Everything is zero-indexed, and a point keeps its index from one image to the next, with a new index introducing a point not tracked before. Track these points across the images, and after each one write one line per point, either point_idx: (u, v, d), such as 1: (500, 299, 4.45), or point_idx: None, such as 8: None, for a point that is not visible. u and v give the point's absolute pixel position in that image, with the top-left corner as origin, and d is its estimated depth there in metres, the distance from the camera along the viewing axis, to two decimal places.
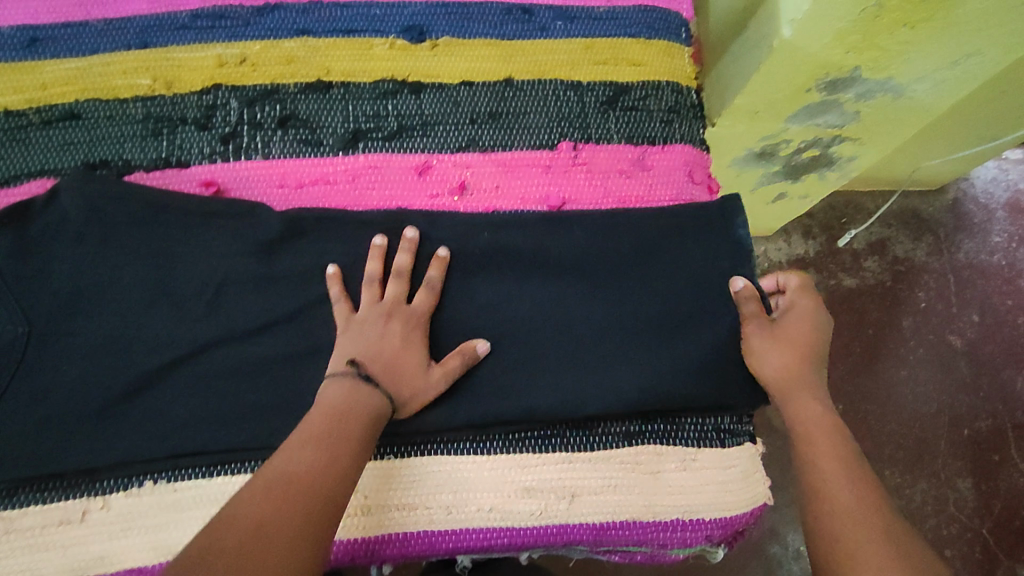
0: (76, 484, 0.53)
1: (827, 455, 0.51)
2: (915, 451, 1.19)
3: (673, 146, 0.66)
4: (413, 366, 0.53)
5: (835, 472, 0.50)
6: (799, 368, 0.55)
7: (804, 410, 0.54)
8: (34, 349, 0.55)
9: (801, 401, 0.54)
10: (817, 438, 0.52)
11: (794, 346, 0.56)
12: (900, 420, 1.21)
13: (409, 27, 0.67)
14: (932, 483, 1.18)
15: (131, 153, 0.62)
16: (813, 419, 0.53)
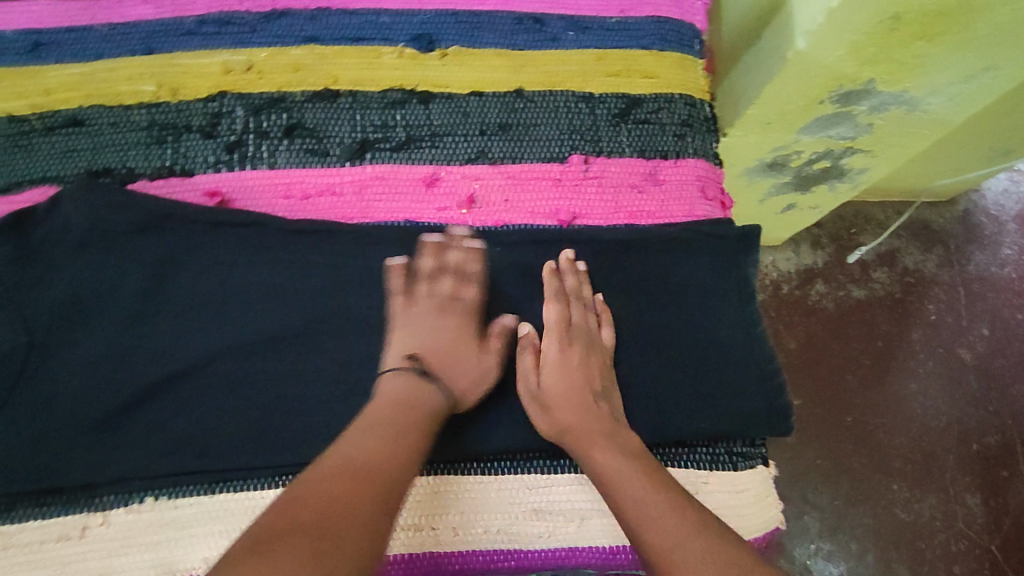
0: (76, 500, 0.52)
1: (628, 491, 0.48)
2: (923, 466, 1.17)
3: (686, 160, 0.64)
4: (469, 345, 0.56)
5: (642, 500, 0.47)
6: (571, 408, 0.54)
7: (597, 456, 0.51)
8: (32, 359, 0.54)
9: (596, 445, 0.51)
10: (617, 481, 0.49)
11: (563, 389, 0.55)
12: (908, 434, 1.19)
13: (419, 36, 0.66)
14: (942, 498, 1.16)
15: (134, 160, 0.61)
16: (607, 466, 0.50)
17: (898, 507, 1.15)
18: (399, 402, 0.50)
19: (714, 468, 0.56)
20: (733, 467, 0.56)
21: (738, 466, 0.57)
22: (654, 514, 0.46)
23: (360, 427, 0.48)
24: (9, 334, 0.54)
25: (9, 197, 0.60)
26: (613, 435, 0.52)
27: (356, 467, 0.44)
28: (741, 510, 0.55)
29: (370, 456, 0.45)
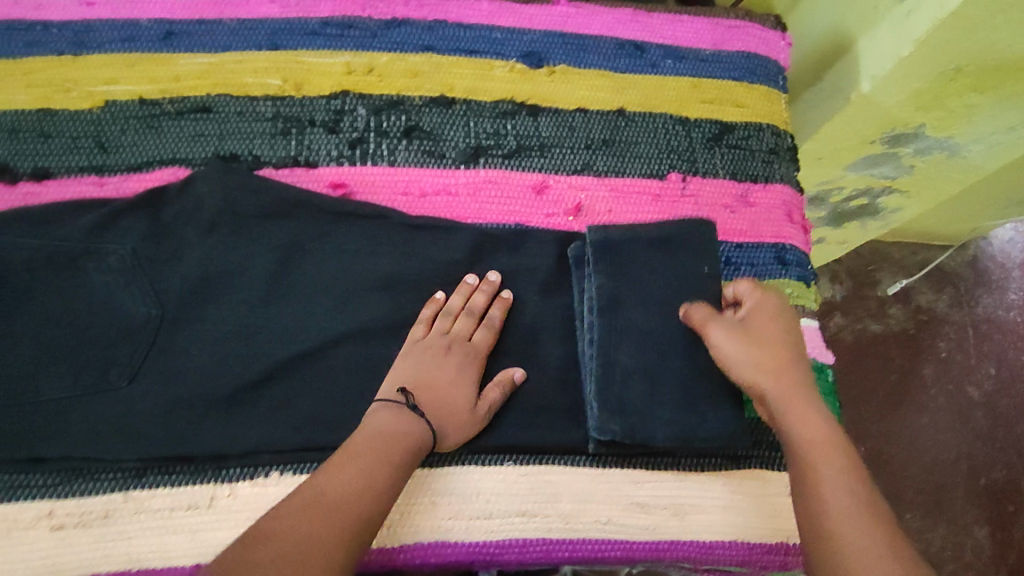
0: (203, 470, 0.53)
1: (821, 466, 0.48)
2: (933, 497, 1.22)
3: (775, 185, 0.69)
4: (442, 393, 0.55)
5: (832, 494, 0.46)
6: (779, 362, 0.53)
7: (796, 423, 0.50)
8: (169, 330, 0.56)
9: (797, 417, 0.50)
10: (815, 457, 0.48)
11: (765, 353, 0.53)
12: (920, 465, 1.24)
13: (529, 53, 0.70)
14: (950, 528, 1.20)
15: (260, 149, 0.63)
16: (807, 438, 0.49)
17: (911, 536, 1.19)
18: (379, 434, 0.51)
19: None
20: None
21: None
22: (854, 504, 0.45)
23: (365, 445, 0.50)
24: (144, 306, 0.56)
25: (141, 176, 0.61)
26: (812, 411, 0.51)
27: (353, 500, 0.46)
28: None
29: (352, 491, 0.47)
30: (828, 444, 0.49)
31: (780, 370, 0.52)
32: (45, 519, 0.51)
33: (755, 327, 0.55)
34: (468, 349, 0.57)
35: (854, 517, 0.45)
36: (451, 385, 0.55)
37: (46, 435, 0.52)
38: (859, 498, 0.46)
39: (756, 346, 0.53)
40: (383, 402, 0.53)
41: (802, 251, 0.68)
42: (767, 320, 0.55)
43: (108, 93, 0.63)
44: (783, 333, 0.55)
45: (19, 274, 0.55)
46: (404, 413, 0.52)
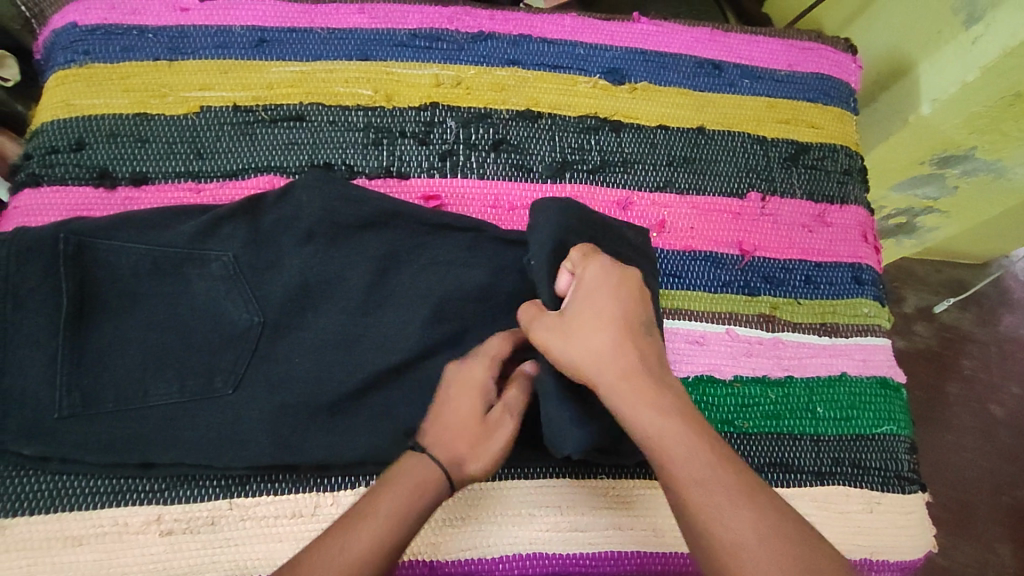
0: (306, 479, 0.54)
1: (679, 456, 0.44)
2: (960, 514, 1.11)
3: (850, 206, 0.70)
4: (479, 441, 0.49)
5: (696, 482, 0.43)
6: (591, 349, 0.47)
7: (640, 414, 0.45)
8: (270, 338, 0.55)
9: (638, 405, 0.45)
10: (664, 447, 0.44)
11: (596, 341, 0.48)
12: (944, 481, 1.13)
13: (611, 70, 0.71)
14: (976, 548, 1.09)
15: (353, 159, 0.64)
16: (648, 426, 0.45)
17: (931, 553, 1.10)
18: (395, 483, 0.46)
19: (886, 488, 0.61)
20: (901, 489, 0.61)
21: (905, 489, 0.61)
22: (702, 487, 0.43)
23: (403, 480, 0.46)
24: (247, 314, 0.56)
25: (237, 183, 0.62)
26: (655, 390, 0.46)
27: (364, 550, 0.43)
28: (909, 530, 0.60)
29: (363, 534, 0.43)
30: (682, 428, 0.45)
31: (605, 359, 0.47)
32: (154, 524, 0.51)
33: (579, 312, 0.49)
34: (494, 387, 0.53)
35: (716, 507, 0.42)
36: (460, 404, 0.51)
37: (155, 440, 0.52)
38: (730, 486, 0.43)
39: (580, 335, 0.48)
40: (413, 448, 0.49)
41: (876, 271, 0.69)
42: (596, 299, 0.49)
43: (203, 100, 0.64)
44: (613, 308, 0.49)
45: (127, 279, 0.55)
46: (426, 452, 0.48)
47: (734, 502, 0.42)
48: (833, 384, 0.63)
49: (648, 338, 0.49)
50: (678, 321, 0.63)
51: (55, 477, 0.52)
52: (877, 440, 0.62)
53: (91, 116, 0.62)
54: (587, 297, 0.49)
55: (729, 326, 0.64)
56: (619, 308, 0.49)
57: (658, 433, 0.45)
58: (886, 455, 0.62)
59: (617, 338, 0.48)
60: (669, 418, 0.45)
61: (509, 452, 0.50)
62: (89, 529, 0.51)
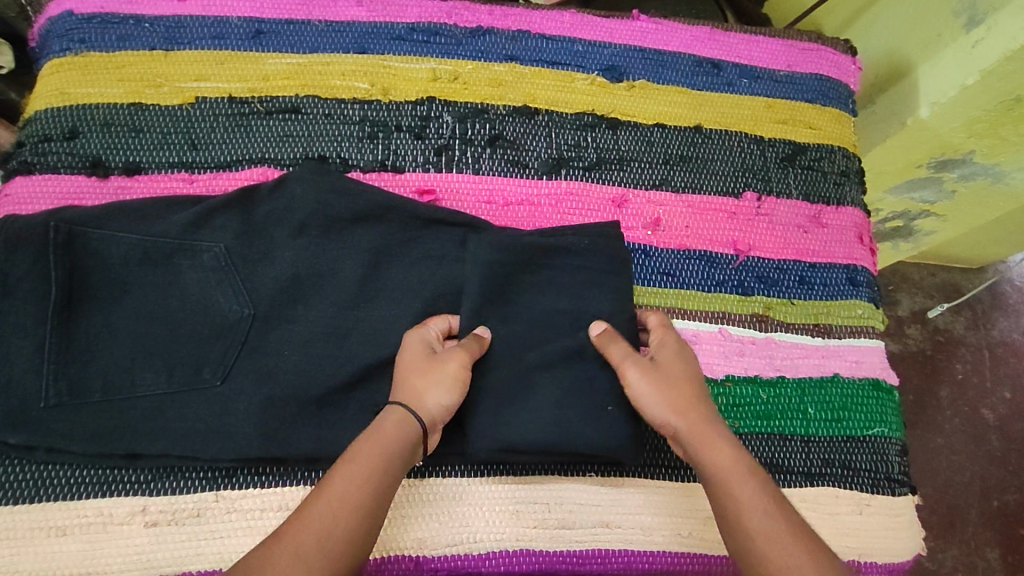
0: (293, 472, 0.53)
1: (749, 499, 0.47)
2: (947, 517, 1.11)
3: (846, 208, 0.70)
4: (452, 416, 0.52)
5: (764, 522, 0.46)
6: (678, 397, 0.52)
7: (714, 453, 0.50)
8: (259, 330, 0.55)
9: (711, 447, 0.50)
10: (733, 484, 0.48)
11: (676, 390, 0.52)
12: (933, 484, 1.13)
13: (610, 67, 0.71)
14: (962, 549, 1.10)
15: (348, 152, 0.64)
16: (719, 462, 0.49)
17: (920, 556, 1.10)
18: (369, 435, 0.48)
19: (875, 490, 0.61)
20: (891, 491, 0.61)
21: (895, 491, 0.61)
22: (773, 529, 0.46)
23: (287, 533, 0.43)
24: (237, 305, 0.55)
25: (231, 175, 0.61)
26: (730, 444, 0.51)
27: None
28: (898, 533, 0.60)
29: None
30: (750, 473, 0.49)
31: (688, 407, 0.52)
32: (138, 515, 0.51)
33: (666, 364, 0.54)
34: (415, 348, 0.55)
35: (790, 552, 0.45)
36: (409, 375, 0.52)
37: (142, 431, 0.51)
38: (801, 537, 0.46)
39: (668, 383, 0.53)
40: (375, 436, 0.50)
41: (871, 273, 0.69)
42: (679, 362, 0.55)
43: (197, 90, 0.64)
44: (692, 373, 0.54)
45: (116, 269, 0.55)
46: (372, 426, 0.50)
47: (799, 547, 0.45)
48: (825, 385, 0.63)
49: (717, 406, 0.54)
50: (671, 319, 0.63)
51: (40, 467, 0.51)
52: (868, 442, 0.62)
53: (85, 104, 0.62)
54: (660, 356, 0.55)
55: (722, 326, 0.63)
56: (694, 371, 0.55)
57: (735, 475, 0.49)
58: (877, 457, 0.62)
59: (702, 396, 0.53)
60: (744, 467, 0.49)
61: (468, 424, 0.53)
62: (74, 519, 0.51)
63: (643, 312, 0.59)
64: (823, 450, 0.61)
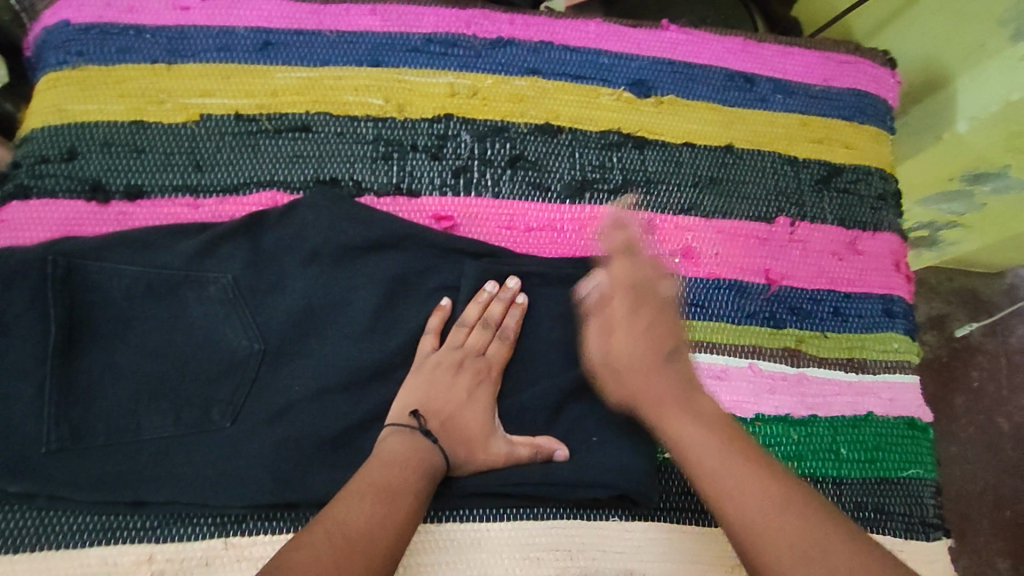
0: (305, 517, 0.50)
1: (670, 408, 0.49)
2: (961, 529, 1.09)
3: (883, 234, 0.67)
4: (471, 427, 0.51)
5: (685, 428, 0.48)
6: (620, 338, 0.53)
7: (649, 383, 0.51)
8: (270, 367, 0.52)
9: (660, 381, 0.51)
10: (671, 415, 0.49)
11: (627, 337, 0.53)
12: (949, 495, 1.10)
13: (637, 81, 0.67)
14: (976, 559, 1.08)
15: (361, 173, 0.60)
16: (657, 395, 0.50)
17: None
18: (391, 461, 0.47)
19: (909, 536, 0.58)
20: (925, 536, 0.59)
21: (930, 536, 0.59)
22: (695, 430, 0.48)
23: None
24: (247, 341, 0.52)
25: (239, 199, 0.58)
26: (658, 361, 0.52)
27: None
28: None
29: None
30: (671, 388, 0.51)
31: (617, 349, 0.53)
32: (145, 565, 0.48)
33: (615, 319, 0.54)
34: (480, 365, 0.54)
35: (703, 439, 0.47)
36: (463, 408, 0.52)
37: (148, 477, 0.49)
38: (712, 431, 0.47)
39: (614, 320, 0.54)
40: (394, 425, 0.50)
41: (907, 303, 0.66)
42: (654, 309, 0.54)
43: (203, 107, 0.60)
44: (643, 311, 0.54)
45: (119, 301, 0.52)
46: (418, 439, 0.49)
47: (710, 435, 0.47)
48: (859, 425, 0.60)
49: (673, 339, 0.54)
50: (699, 354, 0.60)
51: (40, 513, 0.49)
52: (902, 484, 0.60)
53: (84, 123, 0.58)
54: (640, 304, 0.54)
55: (752, 360, 0.61)
56: (648, 313, 0.54)
57: (657, 387, 0.51)
58: (911, 500, 0.59)
59: (642, 336, 0.53)
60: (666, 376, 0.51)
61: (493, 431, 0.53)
62: (78, 568, 0.48)
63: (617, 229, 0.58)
64: (856, 494, 0.58)
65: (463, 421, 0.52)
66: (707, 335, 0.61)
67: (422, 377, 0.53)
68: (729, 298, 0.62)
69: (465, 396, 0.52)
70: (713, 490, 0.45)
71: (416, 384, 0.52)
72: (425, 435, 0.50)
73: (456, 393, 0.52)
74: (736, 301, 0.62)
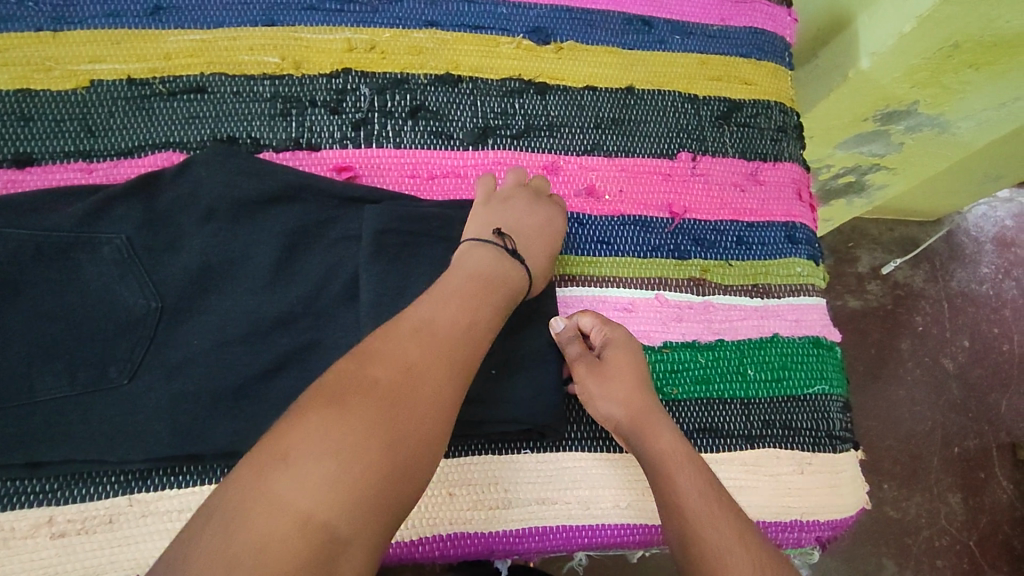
0: (211, 469, 0.51)
1: (679, 476, 0.49)
2: (909, 466, 1.11)
3: (784, 163, 0.68)
4: (540, 255, 0.56)
5: (689, 493, 0.48)
6: (628, 390, 0.54)
7: (655, 442, 0.52)
8: (167, 324, 0.52)
9: (659, 441, 0.52)
10: (672, 470, 0.50)
11: (626, 380, 0.54)
12: (897, 436, 1.12)
13: (535, 29, 0.67)
14: (926, 496, 1.10)
15: (259, 131, 0.60)
16: (664, 452, 0.51)
17: (886, 504, 1.09)
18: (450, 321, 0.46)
19: (816, 449, 0.60)
20: (832, 448, 0.61)
21: (837, 448, 0.61)
22: (699, 494, 0.48)
23: (355, 437, 0.37)
24: (143, 299, 0.52)
25: (133, 162, 0.58)
26: (664, 420, 0.53)
27: (298, 526, 0.34)
28: (841, 489, 0.60)
29: (320, 493, 0.35)
30: (687, 456, 0.51)
31: (634, 401, 0.53)
32: (45, 527, 0.49)
33: (614, 364, 0.55)
34: (549, 209, 0.59)
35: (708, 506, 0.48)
36: (537, 238, 0.57)
37: (45, 437, 0.49)
38: (724, 504, 0.48)
39: (610, 374, 0.54)
40: (479, 244, 0.53)
41: (811, 230, 0.68)
42: (625, 359, 0.55)
43: (93, 73, 0.60)
44: (639, 366, 0.56)
45: (7, 267, 0.51)
46: (503, 256, 0.53)
47: (719, 510, 0.47)
48: (764, 346, 0.62)
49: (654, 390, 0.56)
50: (606, 288, 0.62)
51: None
52: (808, 401, 0.62)
53: None
54: (625, 347, 0.56)
55: (658, 291, 0.62)
56: (636, 361, 0.56)
57: (682, 454, 0.51)
58: (818, 415, 0.61)
59: (653, 395, 0.55)
60: (690, 446, 0.52)
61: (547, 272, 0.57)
62: None
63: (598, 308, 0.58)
64: (763, 412, 0.60)
65: (535, 251, 0.56)
66: (613, 269, 0.62)
67: (487, 208, 0.57)
68: (634, 232, 0.63)
69: (537, 229, 0.57)
70: (709, 552, 0.45)
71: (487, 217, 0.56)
72: (511, 256, 0.53)
73: (524, 223, 0.56)
74: (640, 234, 0.63)
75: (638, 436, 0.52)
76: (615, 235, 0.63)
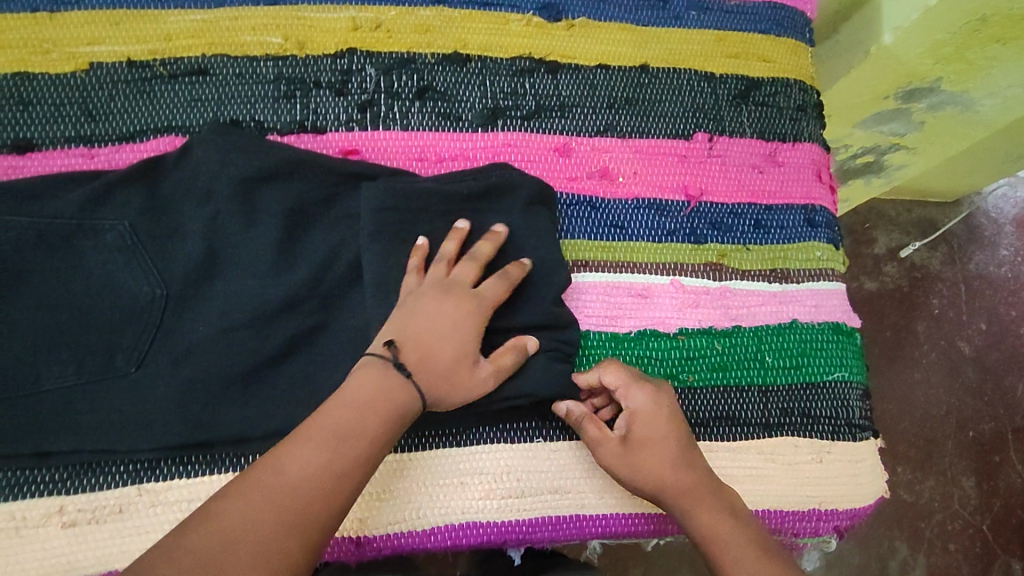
0: (221, 459, 0.51)
1: (727, 551, 0.49)
2: (924, 450, 1.09)
3: (803, 144, 0.66)
4: (455, 364, 0.49)
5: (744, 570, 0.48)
6: (663, 468, 0.51)
7: (699, 518, 0.51)
8: (173, 313, 0.51)
9: (702, 516, 0.50)
10: (721, 547, 0.49)
11: (660, 459, 0.51)
12: (911, 419, 1.10)
13: (546, 5, 0.65)
14: (940, 480, 1.08)
15: (263, 114, 0.59)
16: (708, 527, 0.50)
17: (900, 488, 1.08)
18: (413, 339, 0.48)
19: (836, 437, 0.59)
20: (852, 437, 0.60)
21: (856, 436, 0.60)
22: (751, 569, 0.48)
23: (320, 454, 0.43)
24: (147, 286, 0.51)
25: (135, 147, 0.57)
26: (705, 488, 0.51)
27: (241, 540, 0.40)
28: (860, 478, 0.59)
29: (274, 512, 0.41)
30: (733, 525, 0.50)
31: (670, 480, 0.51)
32: (55, 517, 0.49)
33: (643, 442, 0.52)
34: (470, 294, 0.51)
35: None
36: (446, 340, 0.49)
37: (52, 427, 0.48)
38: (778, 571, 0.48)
39: (640, 456, 0.52)
40: (371, 358, 0.47)
41: (831, 212, 0.66)
42: (653, 432, 0.52)
43: (92, 55, 0.58)
44: (670, 435, 0.52)
45: (9, 254, 0.51)
46: (390, 377, 0.46)
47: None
48: (783, 332, 0.60)
49: (692, 453, 0.53)
50: (621, 274, 0.60)
51: None
52: (827, 388, 0.60)
53: None
54: (651, 419, 0.52)
55: (674, 277, 0.61)
56: (666, 430, 0.52)
57: (728, 523, 0.50)
58: (837, 403, 0.60)
59: (691, 462, 0.52)
60: (736, 508, 0.51)
61: (470, 383, 0.49)
62: None
63: (607, 368, 0.54)
64: (782, 400, 0.59)
65: (444, 355, 0.48)
66: (628, 253, 0.61)
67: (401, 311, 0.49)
68: (647, 216, 0.62)
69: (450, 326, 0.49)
70: None
71: (413, 285, 0.51)
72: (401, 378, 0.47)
73: (431, 329, 0.49)
74: (654, 218, 0.62)
75: (682, 513, 0.51)
76: (628, 219, 0.61)
